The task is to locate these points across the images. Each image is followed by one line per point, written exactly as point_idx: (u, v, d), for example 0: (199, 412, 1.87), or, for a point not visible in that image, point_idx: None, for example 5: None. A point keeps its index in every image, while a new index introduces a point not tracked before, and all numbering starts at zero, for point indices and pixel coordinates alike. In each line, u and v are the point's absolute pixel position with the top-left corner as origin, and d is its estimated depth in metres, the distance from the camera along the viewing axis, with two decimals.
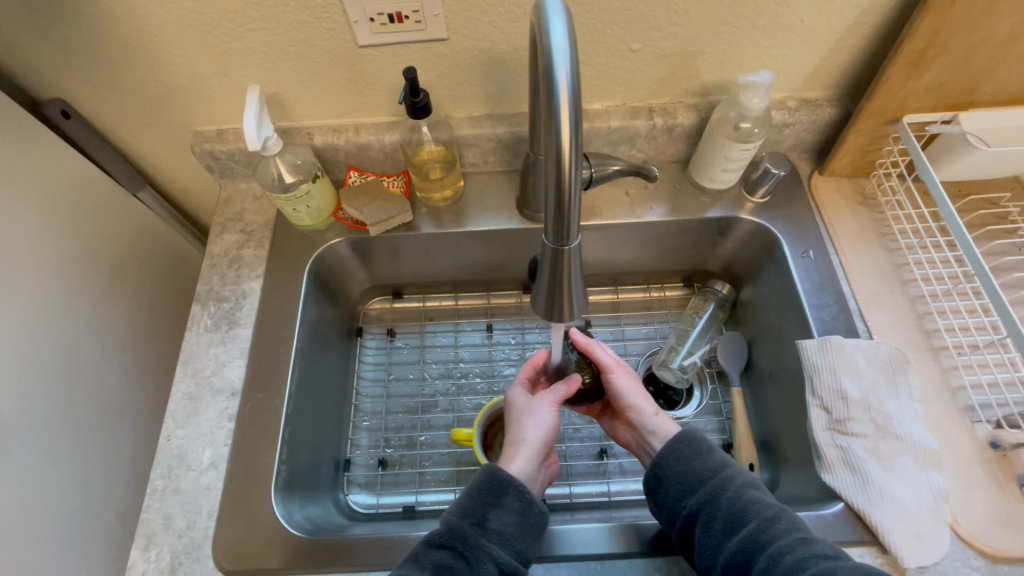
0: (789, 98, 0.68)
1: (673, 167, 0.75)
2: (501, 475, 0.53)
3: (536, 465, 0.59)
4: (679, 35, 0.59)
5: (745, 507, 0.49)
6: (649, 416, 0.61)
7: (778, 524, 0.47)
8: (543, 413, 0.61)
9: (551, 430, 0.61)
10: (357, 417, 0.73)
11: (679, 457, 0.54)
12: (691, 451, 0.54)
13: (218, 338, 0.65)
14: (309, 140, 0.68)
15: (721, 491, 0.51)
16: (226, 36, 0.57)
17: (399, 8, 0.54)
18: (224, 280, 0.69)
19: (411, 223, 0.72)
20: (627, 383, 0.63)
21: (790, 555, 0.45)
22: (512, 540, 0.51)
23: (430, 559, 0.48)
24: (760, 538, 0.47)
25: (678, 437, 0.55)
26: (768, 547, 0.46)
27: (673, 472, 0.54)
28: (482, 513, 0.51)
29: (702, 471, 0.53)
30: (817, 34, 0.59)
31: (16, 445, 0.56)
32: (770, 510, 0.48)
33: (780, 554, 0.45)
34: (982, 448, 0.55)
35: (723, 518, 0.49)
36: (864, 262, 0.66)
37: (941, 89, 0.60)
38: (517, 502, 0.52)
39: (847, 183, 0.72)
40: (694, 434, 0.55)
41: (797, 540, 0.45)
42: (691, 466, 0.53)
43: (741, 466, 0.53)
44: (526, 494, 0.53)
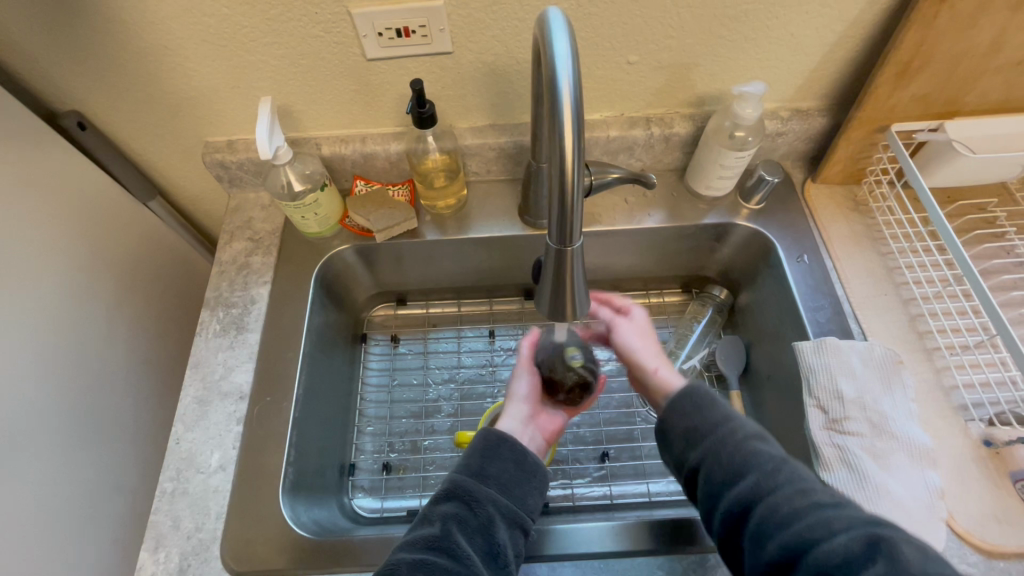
0: (781, 108, 0.70)
1: (670, 175, 0.77)
2: (494, 430, 0.57)
3: (523, 420, 0.64)
4: (674, 47, 0.62)
5: (746, 458, 0.48)
6: (651, 370, 0.62)
7: (780, 474, 0.46)
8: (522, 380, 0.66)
9: (536, 389, 0.66)
10: (361, 422, 0.74)
11: (681, 412, 0.54)
12: (693, 405, 0.53)
13: (227, 342, 0.67)
14: (318, 150, 0.71)
15: (723, 444, 0.50)
16: (238, 50, 0.59)
17: (406, 23, 0.57)
18: (233, 286, 0.70)
19: (416, 230, 0.74)
20: (635, 340, 0.64)
21: (785, 502, 0.43)
22: (510, 487, 0.54)
23: (436, 514, 0.50)
24: (761, 488, 0.45)
25: (680, 393, 0.54)
26: (765, 498, 0.45)
27: (677, 425, 0.53)
28: (480, 465, 0.55)
29: (705, 426, 0.52)
30: (807, 46, 0.62)
31: (29, 447, 0.57)
32: (770, 461, 0.47)
33: (777, 504, 0.44)
34: (976, 446, 0.57)
35: (722, 471, 0.48)
36: (858, 267, 0.68)
37: (927, 99, 0.63)
38: (511, 452, 0.56)
39: (839, 190, 0.74)
40: (700, 387, 0.54)
41: (796, 492, 0.44)
42: (692, 419, 0.53)
43: (745, 418, 0.52)
44: (519, 445, 0.56)
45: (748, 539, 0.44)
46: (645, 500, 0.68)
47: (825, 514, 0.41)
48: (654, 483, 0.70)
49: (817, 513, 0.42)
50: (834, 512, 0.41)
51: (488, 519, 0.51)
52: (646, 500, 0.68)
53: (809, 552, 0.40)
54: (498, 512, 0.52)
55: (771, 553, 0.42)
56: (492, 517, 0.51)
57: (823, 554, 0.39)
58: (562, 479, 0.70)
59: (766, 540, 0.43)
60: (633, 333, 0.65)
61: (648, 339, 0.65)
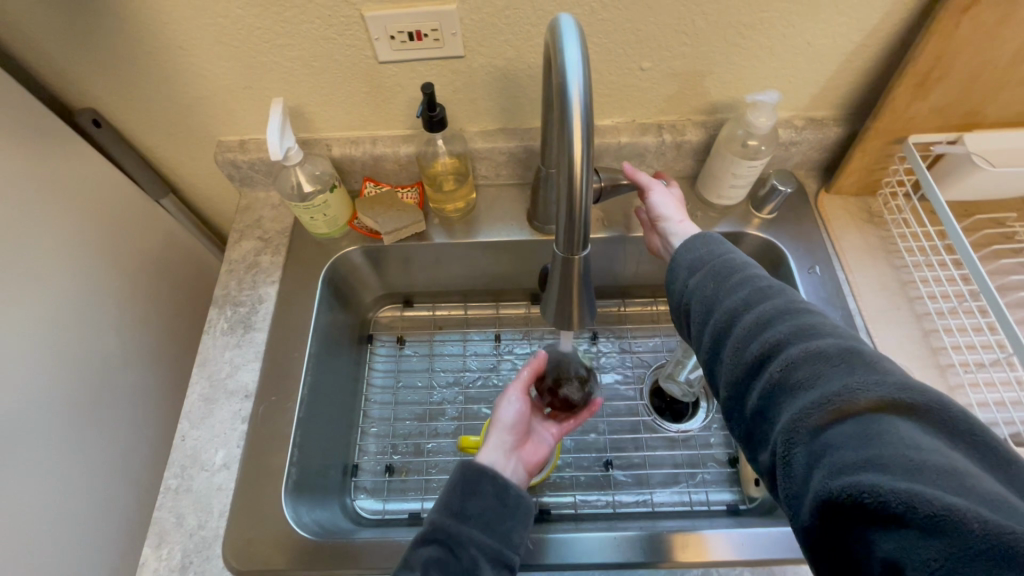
0: (796, 117, 0.69)
1: (682, 183, 0.76)
2: (473, 462, 0.55)
3: (506, 451, 0.61)
4: (688, 54, 0.61)
5: (735, 279, 0.48)
6: (677, 222, 0.62)
7: (771, 292, 0.46)
8: (513, 399, 0.64)
9: (523, 417, 0.63)
10: (365, 423, 0.74)
11: (696, 260, 0.53)
12: (704, 257, 0.52)
13: (234, 340, 0.67)
14: (328, 151, 0.71)
15: (711, 286, 0.50)
16: (254, 51, 0.60)
17: (418, 27, 0.57)
18: (241, 285, 0.71)
19: (424, 233, 0.74)
20: (670, 203, 0.64)
21: (772, 313, 0.44)
22: (494, 524, 0.52)
23: (418, 559, 0.48)
24: (749, 302, 0.46)
25: (703, 246, 0.53)
26: (752, 309, 0.45)
27: (684, 262, 0.54)
28: (460, 502, 0.53)
29: (723, 272, 0.50)
30: (824, 56, 0.61)
31: (43, 429, 0.59)
32: (760, 283, 0.47)
33: (762, 314, 0.44)
34: None
35: (733, 313, 0.46)
36: (871, 281, 0.66)
37: (947, 110, 0.61)
38: (492, 486, 0.54)
39: (854, 202, 0.72)
40: (711, 236, 0.54)
41: (798, 332, 0.41)
42: (715, 264, 0.51)
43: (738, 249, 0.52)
44: (499, 478, 0.54)
45: (728, 346, 0.45)
46: (648, 510, 0.68)
47: (810, 325, 0.41)
48: (658, 493, 0.69)
49: (802, 323, 0.42)
50: (823, 325, 0.41)
51: (471, 561, 0.50)
52: (651, 510, 0.68)
53: (788, 356, 0.40)
54: (482, 553, 0.50)
55: (753, 356, 0.43)
56: (474, 559, 0.50)
57: (802, 357, 0.39)
58: (565, 488, 0.69)
59: (749, 345, 0.44)
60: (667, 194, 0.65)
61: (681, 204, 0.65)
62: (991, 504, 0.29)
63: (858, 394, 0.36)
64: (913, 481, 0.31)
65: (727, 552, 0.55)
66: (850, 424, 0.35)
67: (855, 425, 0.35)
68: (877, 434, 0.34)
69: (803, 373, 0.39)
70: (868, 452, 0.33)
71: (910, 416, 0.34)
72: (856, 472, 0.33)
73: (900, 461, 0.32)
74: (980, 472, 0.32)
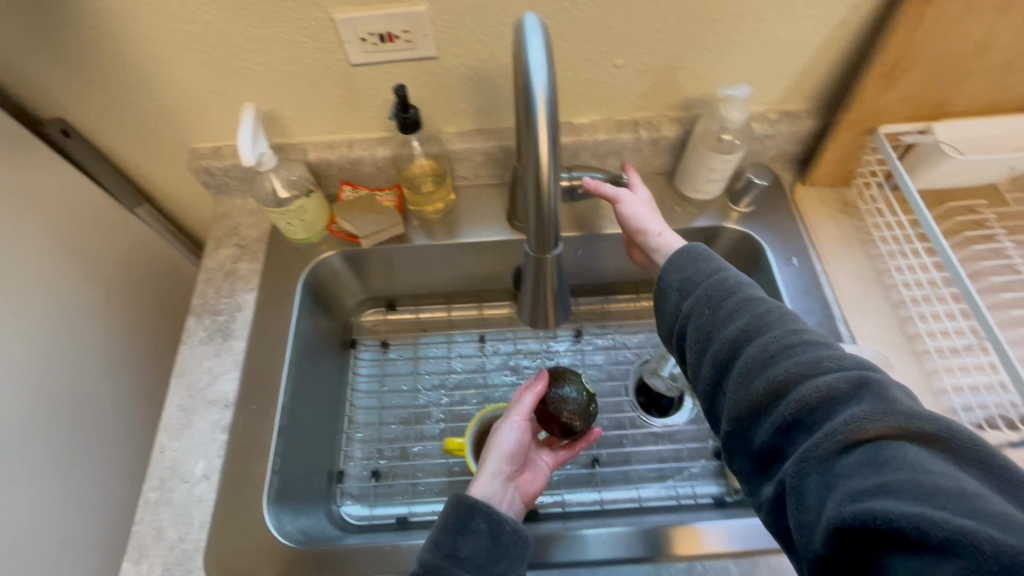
0: (770, 111, 0.70)
1: (659, 178, 0.76)
2: (467, 496, 0.53)
3: (504, 482, 0.59)
4: (660, 51, 0.61)
5: (736, 308, 0.49)
6: (655, 235, 0.63)
7: (771, 321, 0.46)
8: (511, 429, 0.60)
9: (522, 447, 0.60)
10: (350, 429, 0.74)
11: (688, 282, 0.54)
12: (695, 276, 0.54)
13: (212, 350, 0.66)
14: (304, 155, 0.70)
15: (710, 311, 0.50)
16: (225, 57, 0.59)
17: (389, 28, 0.56)
18: (219, 293, 0.70)
19: (404, 236, 0.74)
20: (644, 214, 0.63)
21: (774, 341, 0.44)
22: (487, 566, 0.50)
23: None
24: (750, 331, 0.47)
25: (693, 264, 0.55)
26: (754, 339, 0.46)
27: (674, 281, 0.55)
28: (452, 543, 0.50)
29: (718, 296, 0.51)
30: (794, 50, 0.62)
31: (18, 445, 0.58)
32: (760, 311, 0.48)
33: (765, 344, 0.45)
34: None
35: (733, 341, 0.47)
36: (847, 270, 0.67)
37: (915, 99, 0.62)
38: (486, 525, 0.51)
39: (829, 193, 0.73)
40: (701, 250, 0.56)
41: (802, 362, 0.42)
42: (711, 287, 0.52)
43: (738, 273, 0.53)
44: (494, 514, 0.52)
45: (732, 378, 0.46)
46: (635, 505, 0.68)
47: (816, 355, 0.42)
48: (645, 488, 0.69)
49: (805, 353, 0.42)
50: (828, 353, 0.42)
51: None
52: (638, 506, 0.68)
53: (794, 386, 0.41)
54: None
55: (758, 388, 0.43)
56: None
57: (811, 391, 0.39)
58: (552, 487, 0.69)
59: (754, 378, 0.44)
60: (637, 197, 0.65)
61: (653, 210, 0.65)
62: (1008, 526, 0.29)
63: (867, 423, 0.36)
64: (926, 506, 0.31)
65: (712, 543, 0.55)
66: (860, 451, 0.35)
67: (865, 452, 0.35)
68: (888, 461, 0.34)
69: (812, 404, 0.39)
70: (878, 479, 0.33)
71: (920, 442, 0.35)
72: (869, 500, 0.33)
73: (912, 488, 0.32)
74: (993, 496, 0.31)
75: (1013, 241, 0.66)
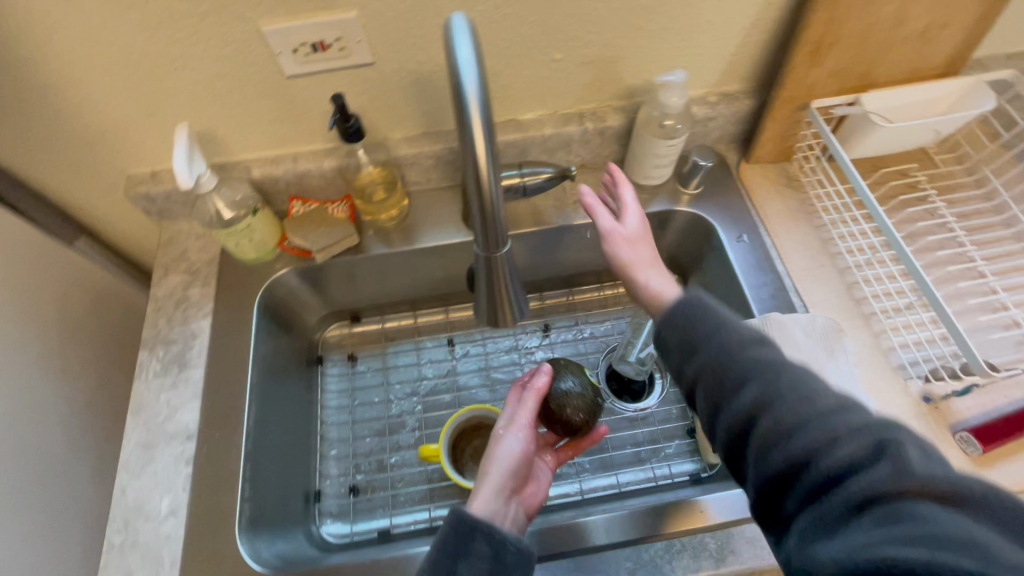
0: (709, 93, 0.71)
1: (610, 168, 0.77)
2: (468, 514, 0.48)
3: (505, 498, 0.54)
4: (596, 42, 0.62)
5: (744, 368, 0.43)
6: (642, 282, 0.57)
7: (783, 380, 0.41)
8: (512, 440, 0.56)
9: (524, 459, 0.56)
10: (324, 447, 0.72)
11: (683, 331, 0.47)
12: (691, 322, 0.47)
13: (169, 381, 0.64)
14: (247, 173, 0.68)
15: (715, 367, 0.44)
16: (151, 78, 0.57)
17: (321, 37, 0.55)
18: (171, 322, 0.67)
19: (360, 246, 0.72)
20: (633, 253, 0.57)
21: (790, 416, 0.39)
22: None
23: None
24: (764, 398, 0.41)
25: (690, 311, 0.47)
26: (770, 410, 0.40)
27: (672, 336, 0.48)
28: (451, 564, 0.47)
29: (719, 353, 0.45)
30: (725, 33, 0.63)
31: None
32: (770, 369, 0.42)
33: (783, 418, 0.40)
34: (916, 403, 0.58)
35: (745, 408, 0.42)
36: (795, 242, 0.70)
37: (842, 73, 0.65)
38: (488, 547, 0.47)
39: (772, 169, 0.76)
40: (696, 298, 0.48)
41: (824, 437, 0.37)
42: (711, 341, 0.45)
43: (738, 318, 0.46)
44: (496, 534, 0.47)
45: (752, 453, 0.41)
46: (615, 491, 0.69)
47: (840, 426, 0.37)
48: (624, 473, 0.71)
49: (826, 424, 0.38)
50: (845, 418, 0.38)
51: None
52: (618, 491, 0.69)
53: (818, 467, 0.37)
54: None
55: (778, 464, 0.39)
56: None
57: (837, 470, 0.36)
58: None
59: (773, 454, 0.39)
60: (632, 217, 0.58)
61: (645, 248, 0.58)
62: None
63: (889, 496, 0.33)
64: (945, 557, 0.30)
65: (688, 516, 0.57)
66: (882, 529, 0.33)
67: (878, 515, 0.33)
68: (904, 522, 0.32)
69: (841, 485, 0.36)
70: (889, 534, 0.32)
71: (938, 500, 0.33)
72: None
73: (928, 537, 0.31)
74: (1000, 541, 0.31)
75: (944, 200, 0.70)
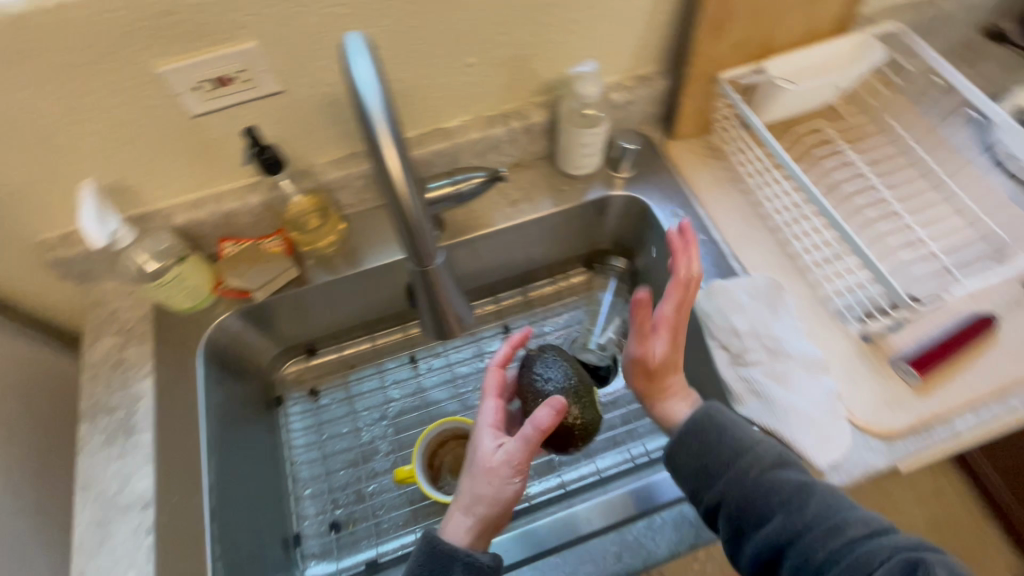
0: (625, 78, 0.73)
1: (542, 163, 0.78)
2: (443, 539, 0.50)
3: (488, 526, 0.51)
4: (506, 42, 0.62)
5: (767, 491, 0.50)
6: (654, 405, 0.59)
7: (807, 509, 0.48)
8: (505, 481, 0.49)
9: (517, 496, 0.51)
10: (297, 488, 0.70)
11: (700, 455, 0.53)
12: (704, 446, 0.53)
13: (116, 452, 0.60)
14: (170, 221, 0.65)
15: (738, 487, 0.51)
16: (44, 137, 0.54)
17: (222, 71, 0.53)
18: (110, 388, 0.64)
19: (302, 278, 0.70)
20: (655, 377, 0.58)
21: (820, 547, 0.46)
22: None
23: None
24: (791, 530, 0.48)
25: (707, 433, 0.54)
26: (799, 541, 0.47)
27: (688, 461, 0.54)
28: None
29: (741, 477, 0.51)
30: (629, 18, 0.65)
31: None
32: (793, 496, 0.48)
33: (812, 549, 0.46)
34: (858, 344, 0.62)
35: (775, 534, 0.48)
36: (727, 209, 0.72)
37: (745, 43, 0.68)
38: (463, 570, 0.48)
39: (696, 142, 0.78)
40: (710, 417, 0.54)
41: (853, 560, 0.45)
42: (734, 468, 0.52)
43: (750, 434, 0.53)
44: (473, 560, 0.48)
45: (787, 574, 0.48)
46: (596, 478, 0.70)
47: (865, 548, 0.45)
48: (602, 459, 0.71)
49: (856, 548, 0.45)
50: (869, 538, 0.45)
51: None
52: (599, 478, 0.70)
53: None
54: None
55: None
56: None
57: None
58: None
59: None
60: (664, 340, 0.56)
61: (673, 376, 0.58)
62: None
63: None
64: None
65: (666, 491, 0.58)
66: None
67: None
68: None
69: None
70: None
71: None
72: None
73: None
74: None
75: (855, 150, 0.74)
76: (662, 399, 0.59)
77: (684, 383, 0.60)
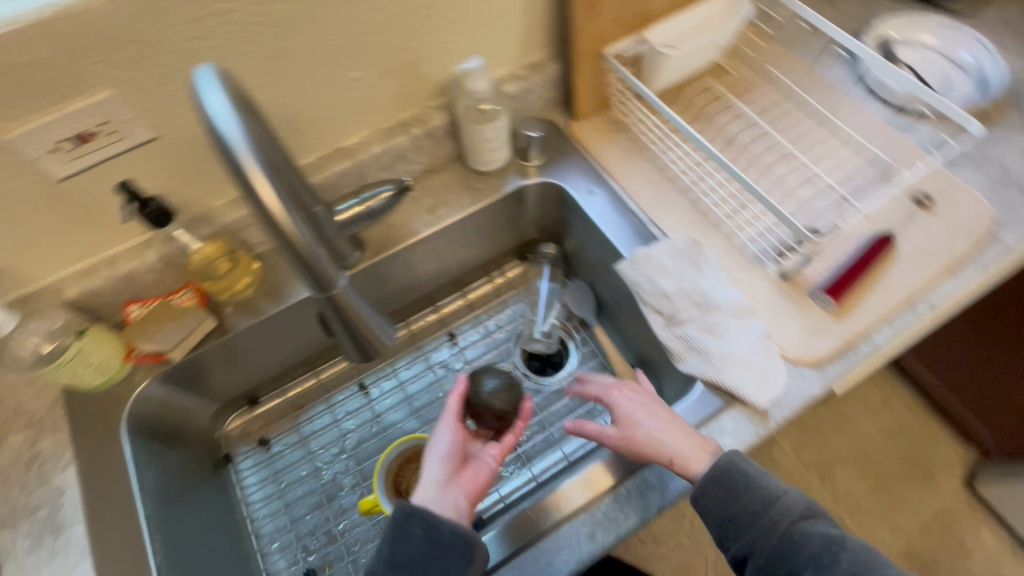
0: (517, 68, 0.74)
1: (453, 164, 0.77)
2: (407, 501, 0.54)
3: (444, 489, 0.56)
4: (387, 51, 0.61)
5: (796, 541, 0.50)
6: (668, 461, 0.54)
7: (841, 562, 0.49)
8: (446, 439, 0.59)
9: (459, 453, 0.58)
10: (263, 544, 0.68)
11: (727, 504, 0.53)
12: (730, 496, 0.53)
13: (45, 554, 0.53)
14: (64, 296, 0.61)
15: (767, 538, 0.51)
16: None
17: (82, 127, 0.50)
18: (27, 489, 0.56)
19: (223, 327, 0.66)
20: (641, 437, 0.56)
21: None
22: (425, 566, 0.51)
23: None
24: None
25: (731, 483, 0.53)
26: None
27: (716, 513, 0.53)
28: (392, 550, 0.51)
29: (771, 527, 0.51)
30: (506, 9, 0.65)
31: None
32: (825, 549, 0.49)
33: None
34: (778, 283, 0.65)
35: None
36: (638, 179, 0.74)
37: (623, 17, 0.69)
38: (422, 526, 0.52)
39: (599, 119, 0.80)
40: (736, 468, 0.53)
41: None
42: (763, 518, 0.52)
43: (776, 479, 0.54)
44: (428, 516, 0.52)
45: None
46: (565, 464, 0.70)
47: None
48: (567, 444, 0.72)
49: None
50: None
51: None
52: (567, 463, 0.70)
53: None
54: None
55: None
56: None
57: None
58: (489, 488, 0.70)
59: None
60: (624, 406, 0.59)
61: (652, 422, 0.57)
62: None
63: None
64: None
65: (625, 461, 0.59)
66: None
67: None
68: None
69: None
70: None
71: None
72: None
73: None
74: None
75: (746, 102, 0.77)
76: (662, 448, 0.55)
77: (695, 434, 0.56)
